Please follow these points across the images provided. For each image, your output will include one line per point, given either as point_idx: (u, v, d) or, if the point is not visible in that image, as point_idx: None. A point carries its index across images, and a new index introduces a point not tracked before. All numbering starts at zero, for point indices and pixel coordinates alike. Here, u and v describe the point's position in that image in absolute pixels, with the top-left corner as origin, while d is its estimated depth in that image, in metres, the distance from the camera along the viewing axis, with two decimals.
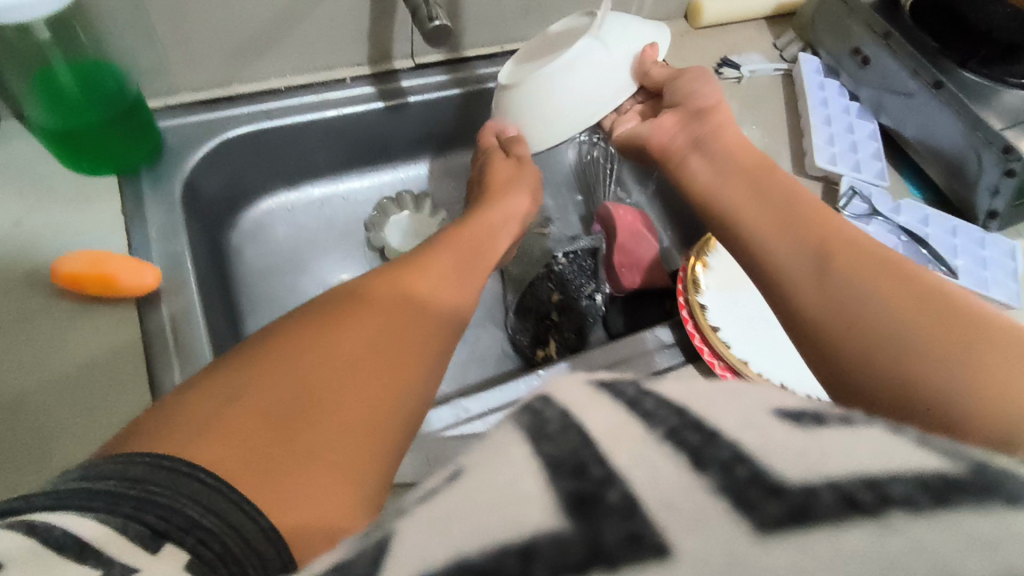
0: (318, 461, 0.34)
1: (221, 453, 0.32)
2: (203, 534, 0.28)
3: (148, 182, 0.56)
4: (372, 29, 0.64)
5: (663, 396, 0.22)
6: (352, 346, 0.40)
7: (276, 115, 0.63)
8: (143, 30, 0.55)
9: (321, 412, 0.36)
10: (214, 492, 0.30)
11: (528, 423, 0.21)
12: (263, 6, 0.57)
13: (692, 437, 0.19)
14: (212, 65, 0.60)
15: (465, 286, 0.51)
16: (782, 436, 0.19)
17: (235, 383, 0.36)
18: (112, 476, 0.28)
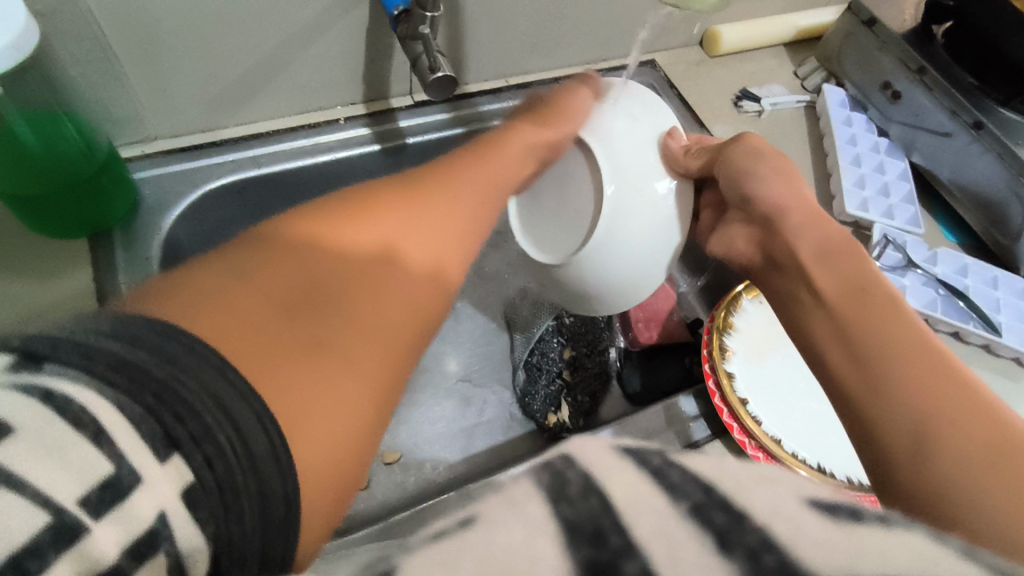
0: (327, 374, 0.28)
1: (226, 328, 0.26)
2: (213, 450, 0.21)
3: (125, 243, 0.53)
4: (366, 67, 0.59)
5: (689, 466, 0.17)
6: (376, 246, 0.34)
7: (263, 162, 0.59)
8: (113, 78, 0.50)
9: (336, 354, 0.29)
10: (238, 403, 0.23)
11: (543, 479, 0.16)
12: (249, 49, 0.53)
13: (717, 515, 0.15)
14: (194, 111, 0.56)
15: (498, 202, 0.43)
16: (815, 528, 0.15)
17: (246, 266, 0.29)
18: (134, 332, 0.21)
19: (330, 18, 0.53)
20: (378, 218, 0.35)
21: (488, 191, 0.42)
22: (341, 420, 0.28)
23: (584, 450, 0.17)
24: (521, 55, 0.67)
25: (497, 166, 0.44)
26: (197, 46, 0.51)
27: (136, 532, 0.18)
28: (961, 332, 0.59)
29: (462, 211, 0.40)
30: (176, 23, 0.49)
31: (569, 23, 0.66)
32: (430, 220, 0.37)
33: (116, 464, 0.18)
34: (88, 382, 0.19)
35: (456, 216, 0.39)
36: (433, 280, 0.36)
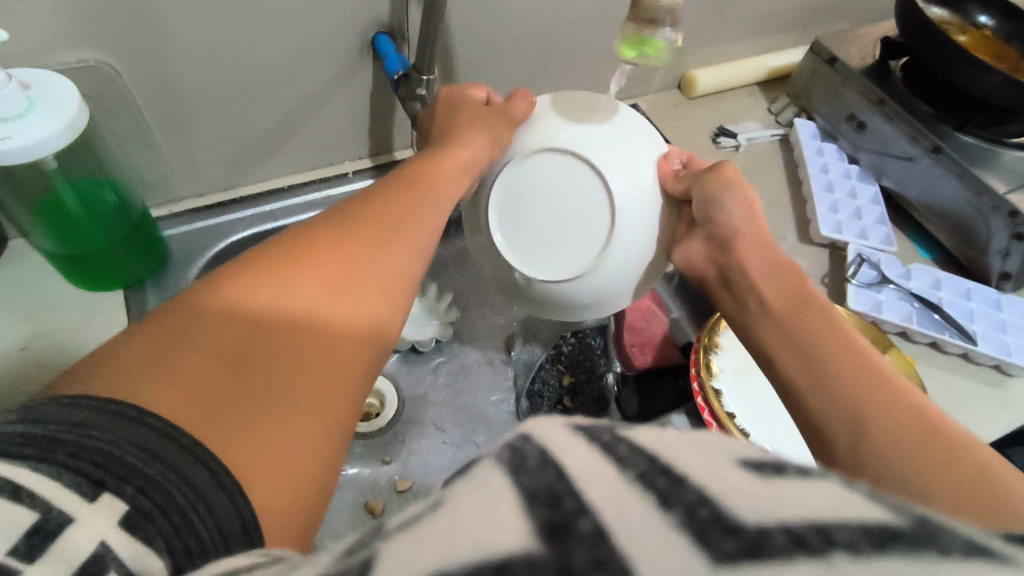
0: (267, 409, 0.31)
1: (171, 395, 0.29)
2: (143, 481, 0.25)
3: (154, 291, 0.58)
4: (371, 124, 0.65)
5: (637, 439, 0.18)
6: (318, 279, 0.36)
7: (279, 215, 0.65)
8: (146, 146, 0.56)
9: (282, 381, 0.33)
10: (165, 441, 0.27)
11: (507, 452, 0.18)
12: (264, 116, 0.59)
13: (659, 480, 0.16)
14: (213, 173, 0.62)
15: (437, 224, 0.44)
16: (742, 481, 0.16)
17: (183, 322, 0.33)
18: (57, 415, 0.26)
19: (337, 85, 0.59)
20: (323, 251, 0.37)
21: (436, 215, 0.45)
22: (290, 444, 0.31)
23: (540, 426, 0.19)
24: None
25: (435, 175, 0.47)
26: (218, 115, 0.57)
27: (78, 560, 0.22)
28: (938, 342, 0.62)
29: (415, 239, 0.42)
30: (200, 96, 0.55)
31: (556, 79, 0.72)
32: (383, 249, 0.40)
33: (42, 510, 0.22)
34: (13, 460, 0.23)
35: (410, 243, 0.41)
36: (379, 301, 0.38)
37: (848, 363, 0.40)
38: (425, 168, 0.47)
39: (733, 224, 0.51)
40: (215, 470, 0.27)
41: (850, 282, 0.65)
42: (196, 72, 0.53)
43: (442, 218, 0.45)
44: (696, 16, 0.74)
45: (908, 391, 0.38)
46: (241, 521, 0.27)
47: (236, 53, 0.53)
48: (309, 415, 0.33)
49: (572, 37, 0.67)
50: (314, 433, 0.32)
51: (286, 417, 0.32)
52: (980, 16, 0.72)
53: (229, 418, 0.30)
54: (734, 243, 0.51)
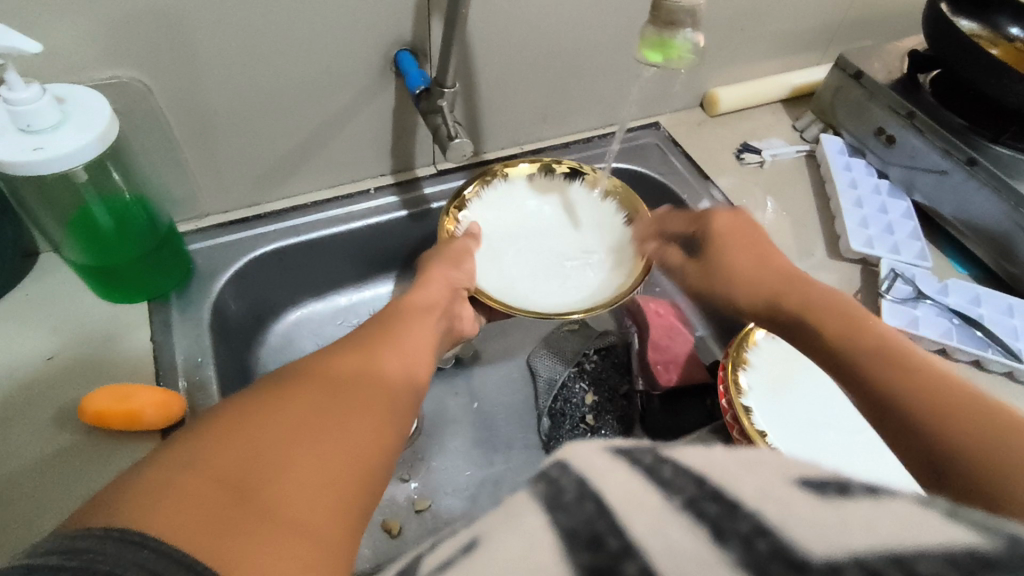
0: (287, 530, 0.26)
1: (180, 522, 0.24)
2: None
3: (178, 304, 0.58)
4: (394, 142, 0.66)
5: (680, 461, 0.19)
6: (314, 400, 0.33)
7: (302, 230, 0.65)
8: (174, 163, 0.58)
9: (294, 477, 0.29)
10: (168, 558, 0.22)
11: (542, 486, 0.19)
12: (290, 133, 0.60)
13: (709, 506, 0.17)
14: (240, 189, 0.63)
15: (424, 354, 0.45)
16: (799, 506, 0.17)
17: (183, 449, 0.29)
18: (52, 546, 0.22)
19: (362, 103, 0.60)
20: (317, 381, 0.35)
21: (419, 343, 0.45)
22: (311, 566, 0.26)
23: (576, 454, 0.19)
24: (534, 125, 0.73)
25: (412, 315, 0.48)
26: (246, 132, 0.58)
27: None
28: (980, 360, 0.59)
29: (393, 352, 0.42)
30: (230, 114, 0.56)
31: (575, 98, 0.72)
32: (369, 363, 0.39)
33: None
34: None
35: (392, 368, 0.40)
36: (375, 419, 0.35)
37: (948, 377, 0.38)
38: (407, 311, 0.48)
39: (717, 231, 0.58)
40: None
41: (884, 298, 0.62)
42: (225, 91, 0.54)
43: (427, 351, 0.46)
44: (718, 34, 0.74)
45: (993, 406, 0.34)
46: None
47: (264, 72, 0.54)
48: (322, 536, 0.27)
49: (590, 56, 0.68)
50: (332, 556, 0.27)
51: (301, 536, 0.27)
52: (1012, 27, 0.70)
53: (243, 530, 0.25)
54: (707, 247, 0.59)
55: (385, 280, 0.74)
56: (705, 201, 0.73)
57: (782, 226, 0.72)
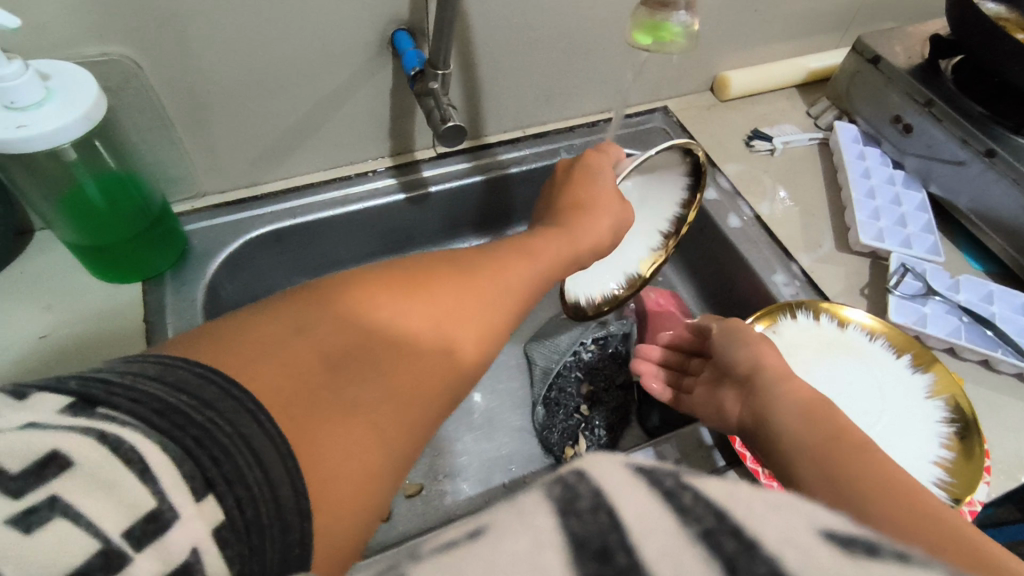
0: (358, 427, 0.30)
1: (278, 383, 0.29)
2: (243, 493, 0.24)
3: (173, 284, 0.58)
4: (392, 124, 0.65)
5: (702, 487, 0.15)
6: (424, 309, 0.36)
7: (298, 212, 0.64)
8: (167, 142, 0.57)
9: (381, 378, 0.32)
10: (265, 439, 0.26)
11: (557, 488, 0.15)
12: (285, 113, 0.60)
13: (727, 542, 0.13)
14: (236, 169, 0.63)
15: (550, 276, 0.45)
16: (825, 561, 0.13)
17: (305, 314, 0.33)
18: (184, 385, 0.25)
19: (358, 83, 0.59)
20: (444, 291, 0.37)
21: (554, 256, 0.45)
22: (366, 471, 0.30)
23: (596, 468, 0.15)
24: (537, 107, 0.71)
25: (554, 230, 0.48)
26: (239, 112, 0.57)
27: (172, 562, 0.21)
28: (990, 360, 0.58)
29: (523, 262, 0.43)
30: (222, 93, 0.55)
31: (578, 80, 0.70)
32: (496, 271, 0.40)
33: (157, 498, 0.22)
34: (144, 432, 0.22)
35: (515, 285, 0.41)
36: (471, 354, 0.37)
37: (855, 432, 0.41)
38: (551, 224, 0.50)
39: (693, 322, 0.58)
40: (297, 489, 0.26)
41: (893, 294, 0.60)
42: (218, 68, 0.53)
43: (558, 260, 0.45)
44: (729, 14, 0.71)
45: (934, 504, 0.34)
46: (300, 543, 0.26)
47: (256, 50, 0.53)
48: (384, 442, 0.31)
49: (594, 37, 0.66)
50: (377, 467, 0.30)
51: (369, 438, 0.30)
52: None
53: (321, 417, 0.29)
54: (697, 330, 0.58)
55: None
56: (711, 189, 0.71)
57: (790, 217, 0.70)
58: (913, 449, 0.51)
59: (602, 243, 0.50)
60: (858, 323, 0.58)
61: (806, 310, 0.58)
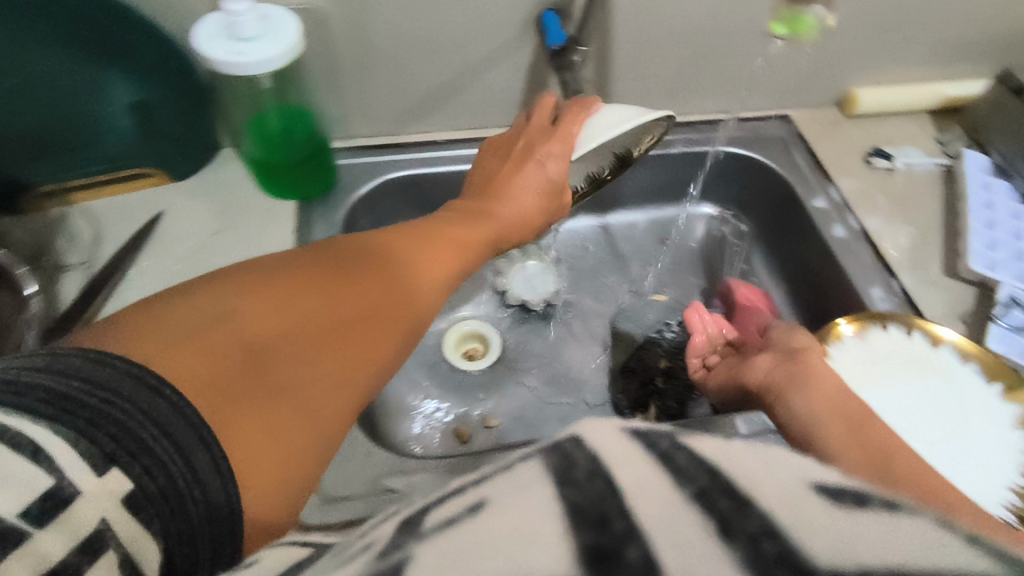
0: (280, 405, 0.34)
1: (195, 368, 0.31)
2: (151, 461, 0.27)
3: (320, 208, 0.68)
4: (524, 97, 0.71)
5: (699, 451, 0.20)
6: (346, 291, 0.40)
7: (431, 162, 0.73)
8: (335, 87, 0.66)
9: (304, 358, 0.36)
10: (175, 416, 0.29)
11: (556, 460, 0.20)
12: (435, 75, 0.67)
13: (722, 502, 0.17)
14: (385, 119, 0.71)
15: (474, 258, 0.50)
16: (814, 510, 0.17)
17: (222, 303, 0.35)
18: (83, 371, 0.28)
19: (502, 54, 0.66)
20: (361, 290, 0.40)
21: (476, 242, 0.50)
22: (289, 446, 0.33)
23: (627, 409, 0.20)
24: (659, 100, 0.75)
25: (486, 222, 0.53)
26: (398, 68, 0.66)
27: (80, 532, 0.25)
28: None
29: (445, 246, 0.48)
30: (387, 49, 0.64)
31: (704, 78, 0.74)
32: (420, 255, 0.45)
33: (56, 477, 0.25)
34: (31, 418, 0.25)
35: (438, 265, 0.46)
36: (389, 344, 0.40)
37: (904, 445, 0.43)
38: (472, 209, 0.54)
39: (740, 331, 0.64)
40: (216, 459, 0.29)
41: (994, 323, 0.60)
42: (389, 27, 0.62)
43: (478, 246, 0.51)
44: (867, 29, 0.72)
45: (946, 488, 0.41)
46: (229, 510, 0.29)
47: (423, 14, 0.61)
48: (307, 417, 0.35)
49: (727, 37, 0.69)
50: (305, 439, 0.34)
51: (292, 415, 0.34)
52: None
53: (240, 400, 0.32)
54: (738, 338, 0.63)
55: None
56: (820, 199, 0.72)
57: (899, 236, 0.69)
58: (989, 470, 0.51)
59: (527, 217, 0.56)
60: (951, 343, 0.57)
61: (898, 325, 0.59)
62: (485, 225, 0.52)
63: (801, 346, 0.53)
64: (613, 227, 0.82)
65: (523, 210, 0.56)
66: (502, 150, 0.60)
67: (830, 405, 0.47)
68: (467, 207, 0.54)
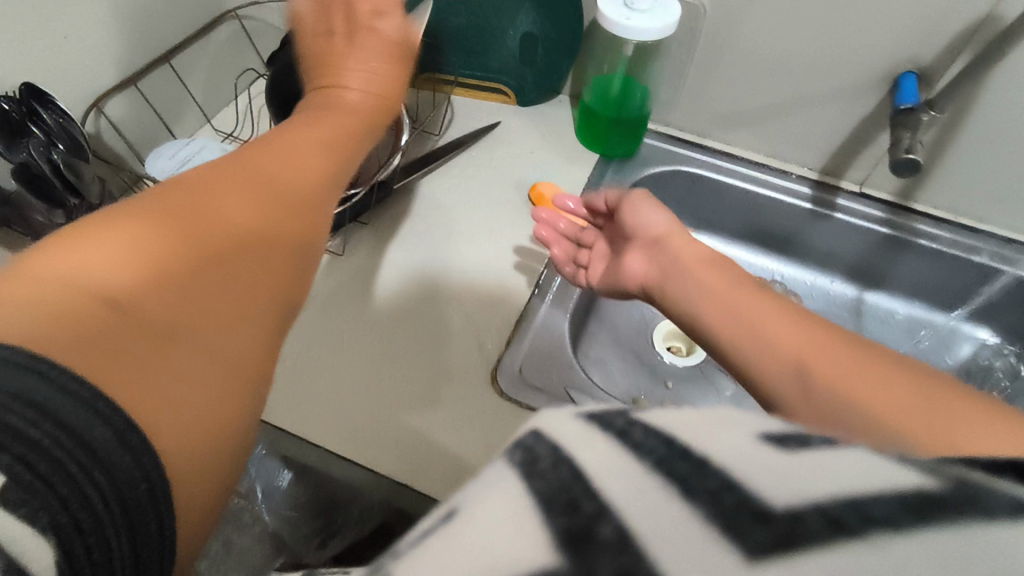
0: (184, 348, 0.27)
1: (32, 333, 0.23)
2: (27, 448, 0.21)
3: (613, 168, 0.76)
4: (840, 145, 0.73)
5: (651, 419, 0.17)
6: (238, 211, 0.33)
7: (722, 171, 0.77)
8: (675, 77, 0.74)
9: (198, 294, 0.29)
10: (48, 387, 0.22)
11: (515, 450, 0.17)
12: (767, 94, 0.71)
13: (676, 464, 0.15)
14: (701, 119, 0.78)
15: (370, 133, 0.45)
16: (748, 448, 0.15)
17: (61, 258, 0.26)
18: None
19: (843, 96, 0.68)
20: (252, 194, 0.34)
21: (358, 118, 0.45)
22: (205, 388, 0.28)
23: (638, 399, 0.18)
24: (986, 203, 0.70)
25: (349, 104, 0.45)
26: (737, 78, 0.71)
27: None
28: None
29: (335, 142, 0.42)
30: (738, 58, 0.69)
31: None
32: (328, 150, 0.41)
33: None
34: None
35: (337, 151, 0.41)
36: (294, 258, 0.35)
37: (784, 323, 0.39)
38: (327, 93, 0.47)
39: (637, 221, 0.57)
40: (121, 429, 0.23)
41: None
42: (750, 40, 0.67)
43: (357, 125, 0.44)
44: None
45: (909, 385, 0.31)
46: (148, 485, 0.24)
47: (785, 37, 0.65)
48: (228, 354, 0.29)
49: None
50: (234, 375, 0.29)
51: (204, 359, 0.28)
52: None
53: (123, 359, 0.25)
54: (643, 236, 0.56)
55: (742, 251, 0.84)
56: None
57: None
58: None
59: (381, 86, 0.48)
60: None
61: None
62: (360, 113, 0.46)
63: (660, 233, 0.55)
64: (865, 305, 0.80)
65: (385, 85, 0.49)
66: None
67: (732, 321, 0.42)
68: (318, 98, 0.46)
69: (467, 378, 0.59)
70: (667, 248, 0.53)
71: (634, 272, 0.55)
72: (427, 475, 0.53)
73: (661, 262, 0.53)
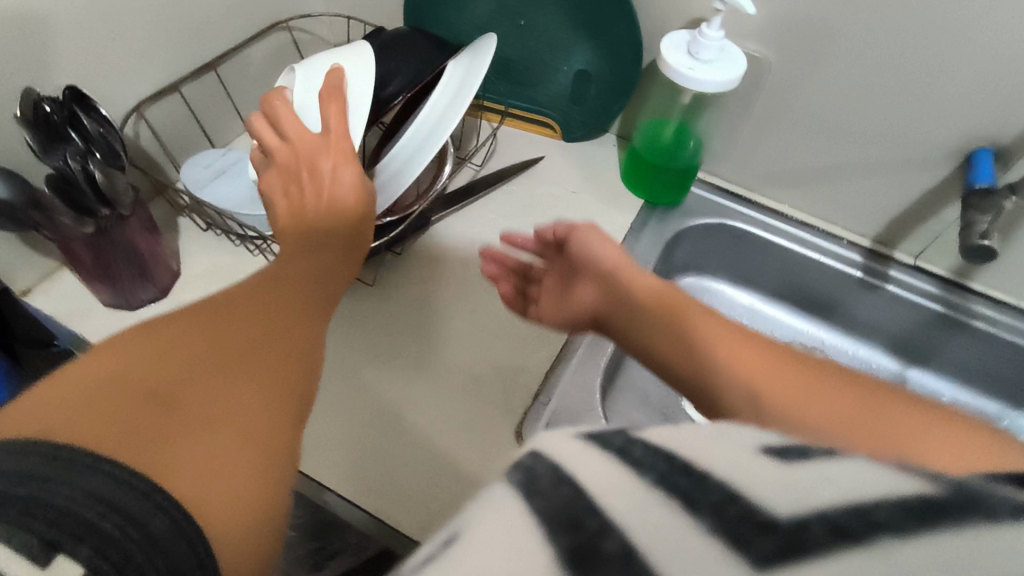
0: (221, 428, 0.32)
1: (98, 426, 0.29)
2: (100, 539, 0.25)
3: (655, 216, 0.74)
4: (897, 215, 0.69)
5: (651, 438, 0.18)
6: (256, 321, 0.38)
7: (771, 229, 0.74)
8: (729, 127, 0.71)
9: (227, 387, 0.34)
10: (116, 485, 0.26)
11: (517, 473, 0.18)
12: (825, 155, 0.68)
13: (681, 480, 0.17)
14: (752, 173, 0.74)
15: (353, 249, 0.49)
16: (754, 465, 0.17)
17: (111, 372, 0.32)
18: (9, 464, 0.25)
19: (906, 167, 0.64)
20: (268, 304, 0.40)
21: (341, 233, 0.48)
22: (241, 459, 0.32)
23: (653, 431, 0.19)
24: None
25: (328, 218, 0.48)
26: (793, 137, 0.68)
27: None
28: None
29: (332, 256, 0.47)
30: (798, 116, 0.66)
31: None
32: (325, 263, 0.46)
33: None
34: None
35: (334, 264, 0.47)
36: (309, 354, 0.40)
37: (737, 338, 0.37)
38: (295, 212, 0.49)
39: (583, 254, 0.50)
40: (176, 518, 0.28)
41: None
42: (814, 99, 0.64)
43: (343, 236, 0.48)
44: None
45: (876, 404, 0.31)
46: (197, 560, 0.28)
47: (850, 100, 0.62)
48: (257, 432, 0.34)
49: None
50: (269, 447, 0.34)
51: (236, 438, 0.32)
52: None
53: (170, 442, 0.30)
54: (588, 272, 0.50)
55: (782, 311, 0.80)
56: None
57: None
58: None
59: (346, 209, 0.49)
60: None
61: None
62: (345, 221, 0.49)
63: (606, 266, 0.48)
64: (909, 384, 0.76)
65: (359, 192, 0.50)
66: (282, 171, 0.51)
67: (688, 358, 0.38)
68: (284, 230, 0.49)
69: (487, 428, 0.56)
70: (611, 280, 0.47)
71: (582, 306, 0.50)
72: (422, 506, 0.52)
73: (605, 306, 0.46)
